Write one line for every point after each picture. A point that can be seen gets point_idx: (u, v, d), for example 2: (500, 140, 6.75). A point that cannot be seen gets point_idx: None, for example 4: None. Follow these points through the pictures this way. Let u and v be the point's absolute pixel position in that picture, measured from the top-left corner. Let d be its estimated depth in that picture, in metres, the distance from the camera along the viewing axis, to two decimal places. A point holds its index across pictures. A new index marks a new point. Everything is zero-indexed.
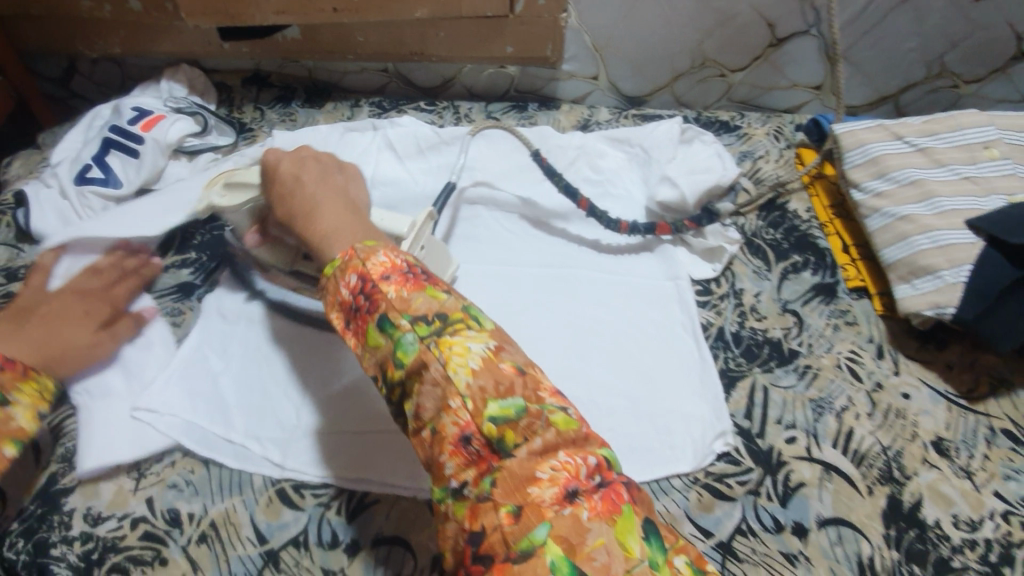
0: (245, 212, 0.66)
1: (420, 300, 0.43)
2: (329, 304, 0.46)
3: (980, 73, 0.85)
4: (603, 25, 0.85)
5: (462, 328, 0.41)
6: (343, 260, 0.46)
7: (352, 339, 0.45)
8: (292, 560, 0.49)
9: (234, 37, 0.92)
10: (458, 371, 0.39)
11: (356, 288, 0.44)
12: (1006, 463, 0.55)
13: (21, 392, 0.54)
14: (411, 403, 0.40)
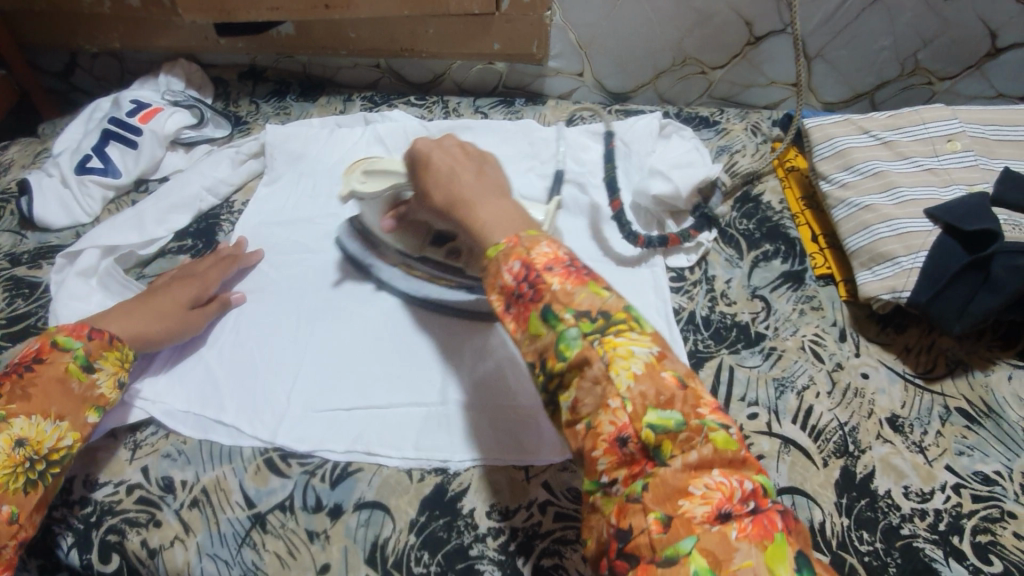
0: (383, 198, 0.67)
1: (584, 295, 0.41)
2: (490, 286, 0.44)
3: (953, 70, 0.88)
4: (586, 24, 0.88)
5: (626, 330, 0.40)
6: (508, 245, 0.44)
7: (512, 325, 0.43)
8: (278, 522, 0.52)
9: (230, 33, 0.95)
10: (620, 373, 0.38)
11: (521, 274, 0.42)
12: (959, 439, 0.57)
13: (105, 360, 0.56)
14: (567, 396, 0.40)
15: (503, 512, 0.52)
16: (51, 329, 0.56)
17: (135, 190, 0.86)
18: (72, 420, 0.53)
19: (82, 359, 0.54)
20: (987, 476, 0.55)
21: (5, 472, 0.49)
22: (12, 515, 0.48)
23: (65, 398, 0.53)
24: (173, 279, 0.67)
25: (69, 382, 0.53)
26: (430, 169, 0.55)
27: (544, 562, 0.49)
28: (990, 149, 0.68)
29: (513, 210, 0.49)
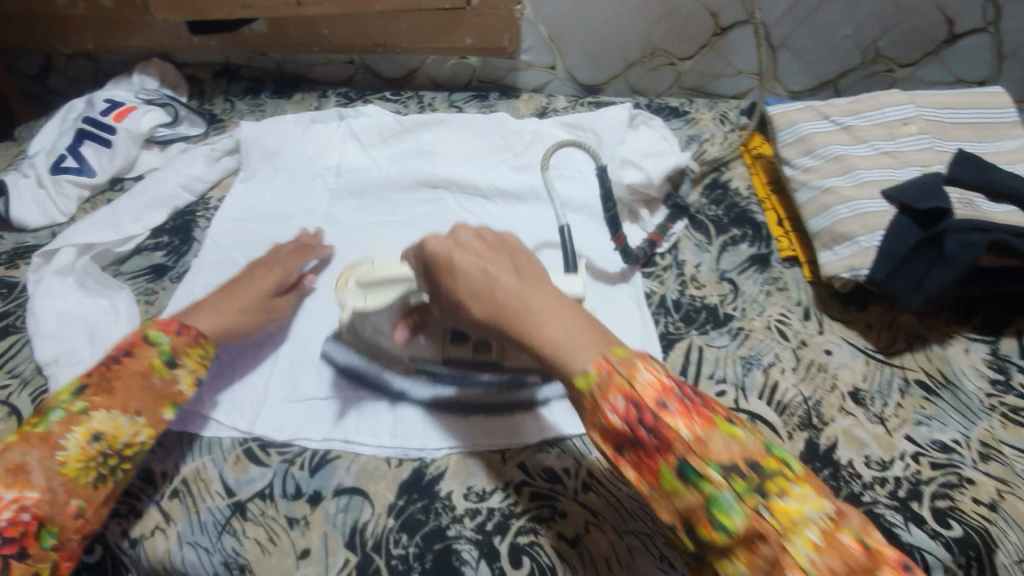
0: (392, 308, 0.58)
1: (719, 441, 0.39)
2: (590, 418, 0.42)
3: (912, 57, 0.90)
4: (556, 17, 0.89)
5: (785, 484, 0.38)
6: (602, 374, 0.41)
7: (633, 474, 0.40)
8: (258, 510, 0.53)
9: (203, 32, 0.95)
10: (799, 543, 0.36)
11: (633, 415, 0.40)
12: (918, 410, 0.59)
13: (188, 357, 0.56)
14: (733, 568, 0.37)
15: (479, 494, 0.53)
16: (142, 324, 0.56)
17: (111, 189, 0.85)
18: (148, 416, 0.53)
19: (166, 354, 0.54)
20: (946, 444, 0.56)
21: (79, 466, 0.49)
22: (79, 509, 0.49)
23: (146, 393, 0.53)
24: (263, 266, 0.67)
25: (150, 377, 0.53)
26: (454, 271, 0.47)
27: (520, 540, 0.50)
28: (944, 131, 0.71)
29: (575, 313, 0.45)
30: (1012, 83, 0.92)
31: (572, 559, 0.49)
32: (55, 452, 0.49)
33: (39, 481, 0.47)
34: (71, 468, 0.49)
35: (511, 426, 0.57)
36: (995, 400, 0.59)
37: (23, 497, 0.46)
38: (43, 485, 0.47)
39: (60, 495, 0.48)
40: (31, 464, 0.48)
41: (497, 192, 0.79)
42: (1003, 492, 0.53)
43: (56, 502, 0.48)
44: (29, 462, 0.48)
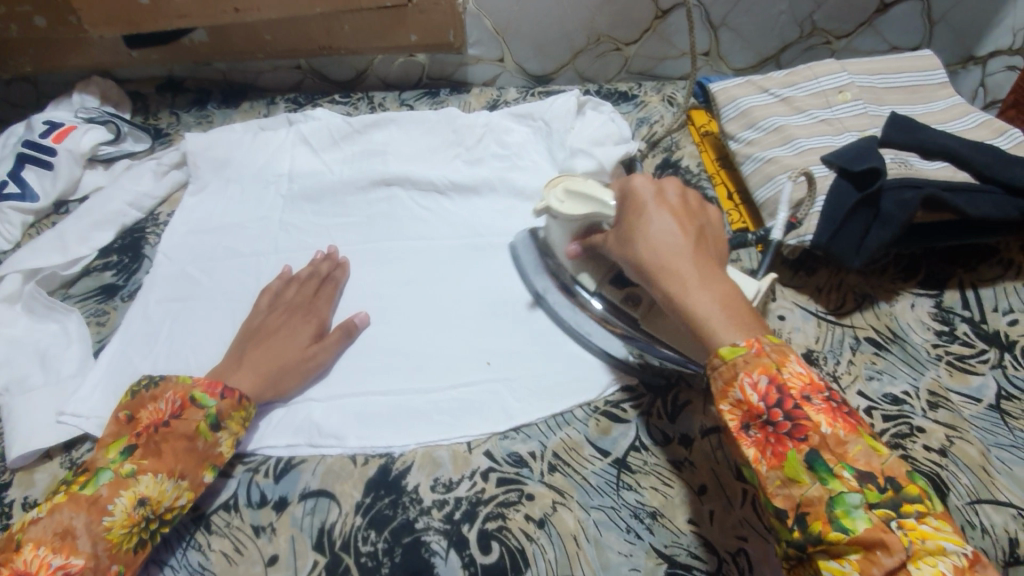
0: (578, 224, 0.59)
1: (859, 449, 0.38)
2: (723, 394, 0.42)
3: (848, 29, 0.93)
4: (500, 9, 0.89)
5: (922, 510, 0.37)
6: (751, 352, 0.41)
7: (754, 453, 0.40)
8: (223, 521, 0.52)
9: (142, 46, 0.93)
10: (922, 568, 0.35)
11: (775, 399, 0.40)
12: (869, 365, 0.61)
13: (230, 420, 0.54)
14: (841, 568, 0.37)
15: (446, 484, 0.53)
16: (188, 381, 0.55)
17: (56, 213, 0.84)
18: (190, 480, 0.52)
19: (212, 417, 0.53)
20: (896, 397, 0.58)
21: (124, 531, 0.48)
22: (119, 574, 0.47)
23: (189, 456, 0.52)
24: (297, 311, 0.65)
25: (195, 441, 0.52)
26: (641, 213, 0.50)
27: (488, 526, 0.51)
28: (876, 97, 0.73)
29: (734, 293, 0.45)
30: (944, 47, 0.95)
31: (541, 540, 0.50)
32: (102, 518, 0.47)
33: (84, 548, 0.46)
34: (116, 534, 0.47)
35: (477, 416, 0.58)
36: (941, 351, 0.62)
37: (70, 564, 0.45)
38: (88, 551, 0.46)
39: (103, 561, 0.47)
40: (78, 528, 0.47)
41: (451, 186, 0.78)
42: (952, 437, 0.55)
43: (98, 568, 0.46)
44: (77, 527, 0.47)
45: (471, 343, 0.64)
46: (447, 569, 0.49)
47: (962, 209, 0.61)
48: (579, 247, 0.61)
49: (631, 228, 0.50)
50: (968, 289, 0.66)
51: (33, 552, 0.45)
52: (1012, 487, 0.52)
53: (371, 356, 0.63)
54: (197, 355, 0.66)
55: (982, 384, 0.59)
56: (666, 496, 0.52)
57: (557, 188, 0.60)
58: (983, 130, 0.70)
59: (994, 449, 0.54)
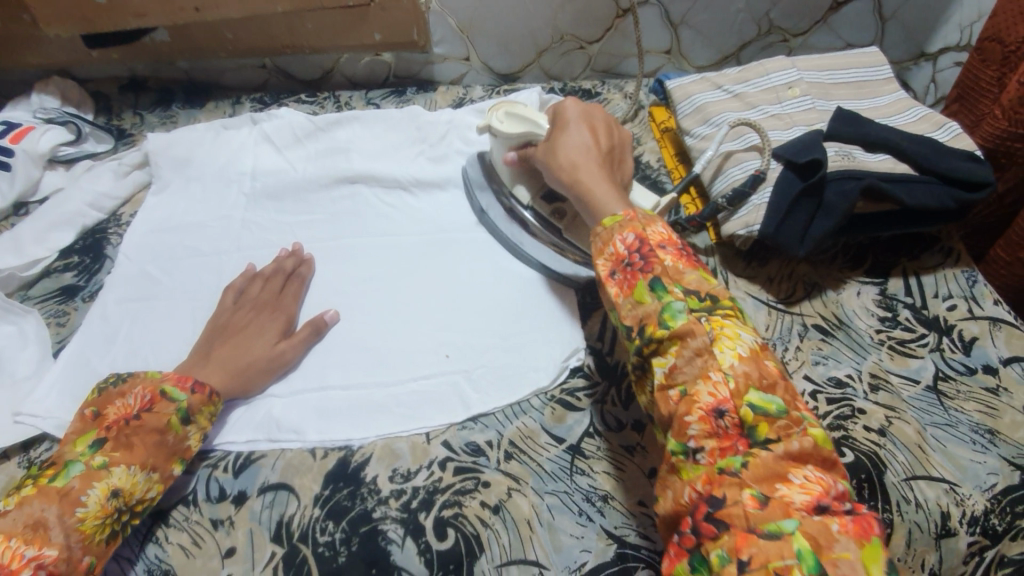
0: (515, 142, 0.67)
1: (693, 277, 0.46)
2: (600, 250, 0.50)
3: (803, 27, 0.96)
4: (463, 8, 0.90)
5: (733, 317, 0.45)
6: (625, 218, 0.50)
7: (615, 288, 0.48)
8: (181, 516, 0.53)
9: (101, 45, 0.92)
10: (724, 352, 0.43)
11: (635, 245, 0.47)
12: (816, 351, 0.63)
13: (200, 415, 0.55)
14: (665, 361, 0.44)
15: (405, 474, 0.54)
16: (157, 376, 0.56)
17: (15, 214, 0.83)
18: (160, 473, 0.52)
19: (183, 412, 0.54)
20: (840, 380, 0.61)
21: (96, 523, 0.49)
22: (92, 565, 0.48)
23: (160, 449, 0.52)
24: (264, 307, 0.65)
25: (166, 435, 0.53)
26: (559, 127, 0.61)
27: (445, 514, 0.52)
28: (825, 92, 0.76)
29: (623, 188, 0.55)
30: (895, 44, 0.98)
31: (496, 525, 0.51)
32: (75, 509, 0.48)
33: (57, 539, 0.47)
34: (88, 526, 0.48)
35: (436, 408, 0.59)
36: (883, 336, 0.64)
37: (42, 556, 0.46)
38: (61, 542, 0.47)
39: (75, 553, 0.47)
40: (50, 521, 0.47)
41: (415, 183, 0.79)
42: (891, 418, 0.58)
43: (70, 559, 0.47)
44: (49, 519, 0.47)
45: (432, 336, 0.65)
46: (404, 557, 0.50)
47: (901, 198, 0.64)
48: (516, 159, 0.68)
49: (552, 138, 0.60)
50: (911, 277, 0.69)
51: (4, 544, 0.45)
52: (945, 463, 0.55)
53: (331, 352, 0.64)
54: (157, 354, 0.66)
55: (921, 366, 0.62)
56: (617, 480, 0.54)
57: (499, 110, 0.68)
58: (925, 123, 0.72)
59: (930, 428, 0.57)
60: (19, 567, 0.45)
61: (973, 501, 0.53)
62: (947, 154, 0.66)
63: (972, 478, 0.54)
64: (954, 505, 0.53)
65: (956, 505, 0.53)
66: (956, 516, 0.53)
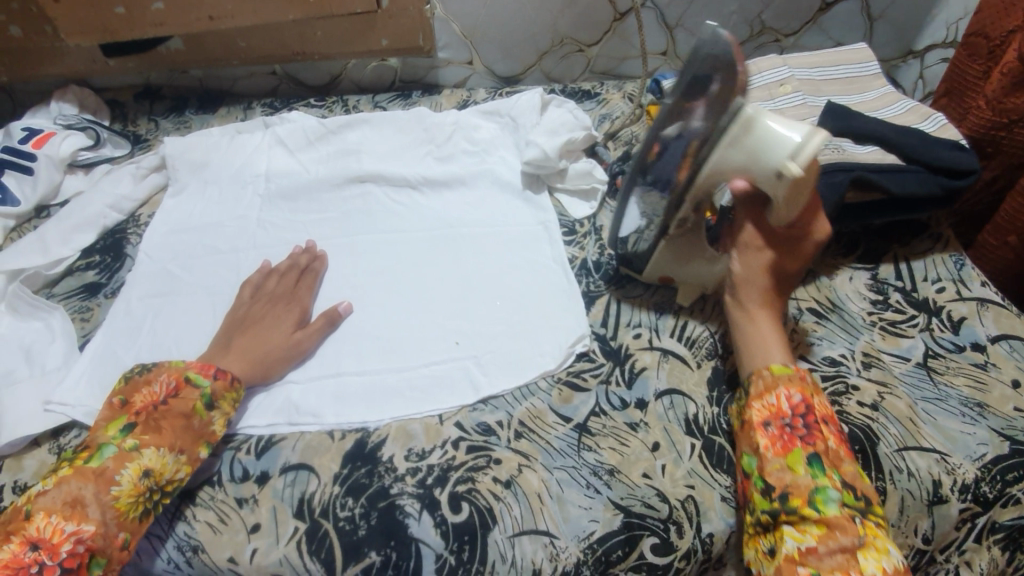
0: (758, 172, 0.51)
1: (850, 468, 0.50)
2: (760, 395, 0.55)
3: (794, 27, 1.00)
4: (466, 14, 0.94)
5: (882, 526, 0.48)
6: (795, 374, 0.54)
7: (765, 441, 0.52)
8: (207, 496, 0.55)
9: (119, 54, 0.96)
10: (870, 558, 0.46)
11: (800, 409, 0.52)
12: (811, 332, 0.65)
13: (224, 401, 0.58)
14: (802, 537, 0.47)
15: (419, 453, 0.57)
16: (181, 364, 0.58)
17: (36, 217, 0.86)
18: (188, 455, 0.55)
19: (207, 398, 0.57)
20: (834, 359, 0.63)
21: (130, 500, 0.51)
22: (126, 541, 0.50)
23: (187, 433, 0.55)
24: (280, 299, 0.68)
25: (192, 419, 0.56)
26: (752, 212, 0.58)
27: (459, 489, 0.54)
28: (816, 88, 0.79)
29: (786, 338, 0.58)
30: (883, 42, 1.02)
31: (507, 498, 0.54)
32: (110, 487, 0.51)
33: (94, 515, 0.50)
34: (123, 503, 0.51)
35: (448, 391, 0.62)
36: (875, 317, 0.67)
37: (81, 530, 0.49)
38: (98, 518, 0.50)
39: (111, 528, 0.50)
40: (87, 497, 0.50)
41: (423, 182, 0.82)
42: (883, 393, 0.60)
43: (108, 534, 0.50)
44: (86, 496, 0.50)
45: (442, 325, 0.68)
46: (421, 529, 0.52)
47: (888, 187, 0.67)
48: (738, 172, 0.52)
49: (726, 172, 0.53)
50: (901, 262, 0.72)
51: (46, 520, 0.49)
52: (936, 435, 0.58)
53: (345, 341, 0.67)
54: (179, 346, 0.69)
55: (912, 345, 0.64)
56: (623, 455, 0.57)
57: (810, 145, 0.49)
58: (912, 115, 0.76)
59: (921, 402, 0.60)
60: (60, 541, 0.48)
61: (964, 469, 0.56)
62: (933, 144, 0.69)
63: (963, 448, 0.57)
64: (946, 474, 0.56)
65: (947, 474, 0.56)
66: (947, 483, 0.55)
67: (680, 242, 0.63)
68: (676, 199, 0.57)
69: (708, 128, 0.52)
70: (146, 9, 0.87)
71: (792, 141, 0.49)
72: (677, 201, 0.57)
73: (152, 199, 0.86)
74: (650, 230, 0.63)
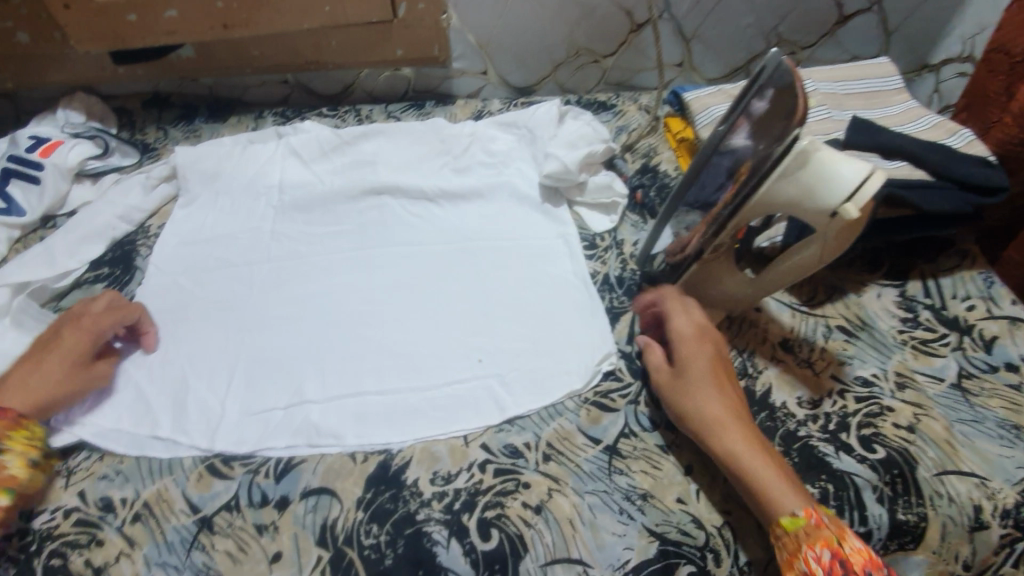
0: (805, 207, 0.51)
1: None
2: (789, 565, 0.48)
3: (810, 40, 0.99)
4: (482, 25, 0.93)
5: None
6: (812, 522, 0.47)
7: None
8: (225, 522, 0.53)
9: (129, 61, 0.94)
10: None
11: (837, 572, 0.45)
12: (841, 351, 0.64)
13: (11, 442, 0.53)
14: None
15: (445, 477, 0.55)
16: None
17: (43, 227, 0.83)
18: None
19: None
20: (867, 379, 0.62)
21: None
22: None
23: None
24: (77, 327, 0.61)
25: None
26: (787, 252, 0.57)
27: (488, 515, 0.53)
28: (839, 102, 0.79)
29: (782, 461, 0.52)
30: (899, 55, 1.02)
31: (538, 524, 0.52)
32: None
33: None
34: None
35: (473, 412, 0.60)
36: (906, 336, 0.66)
37: None
38: None
39: None
40: None
41: (440, 195, 0.81)
42: (919, 415, 0.59)
43: None
44: None
45: (464, 343, 0.66)
46: (450, 558, 0.51)
47: (920, 205, 0.65)
48: (784, 205, 0.52)
49: (773, 204, 0.52)
50: (929, 279, 0.71)
51: None
52: (974, 458, 0.56)
53: (364, 359, 0.65)
54: (189, 359, 0.65)
55: (945, 365, 0.63)
56: (655, 478, 0.55)
57: (864, 190, 0.49)
58: (937, 130, 0.75)
59: (957, 424, 0.59)
60: None
61: (1005, 494, 0.55)
62: (961, 161, 0.69)
63: (1002, 471, 0.56)
64: (987, 499, 0.54)
65: (987, 499, 0.54)
66: (987, 508, 0.54)
67: (711, 267, 0.62)
68: (716, 223, 0.57)
69: (760, 160, 0.52)
70: (158, 18, 0.85)
71: (848, 184, 0.49)
72: (717, 224, 0.57)
73: (162, 209, 0.84)
74: (686, 252, 0.62)
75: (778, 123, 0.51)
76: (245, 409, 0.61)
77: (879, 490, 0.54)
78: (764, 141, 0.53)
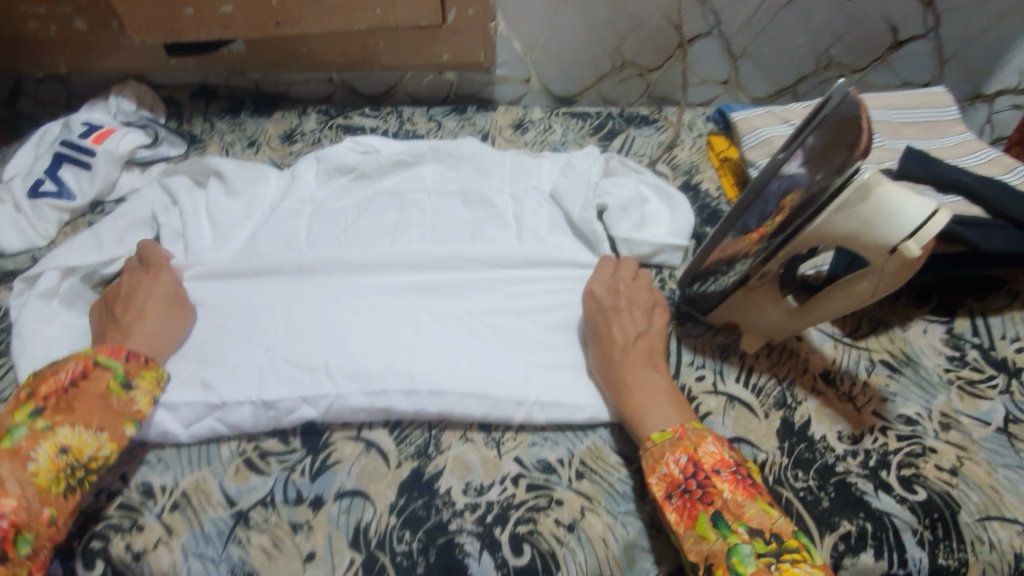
0: (862, 237, 0.50)
1: (754, 511, 0.47)
2: (651, 468, 0.52)
3: (863, 63, 0.97)
4: (530, 33, 0.93)
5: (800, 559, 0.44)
6: (675, 435, 0.52)
7: (675, 517, 0.49)
8: (261, 517, 0.54)
9: (181, 53, 0.96)
10: None
11: (689, 471, 0.50)
12: (884, 387, 0.63)
13: (142, 379, 0.57)
14: None
15: (478, 488, 0.55)
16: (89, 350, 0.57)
17: (91, 212, 0.85)
18: (110, 432, 0.53)
19: (121, 376, 0.56)
20: (910, 418, 0.60)
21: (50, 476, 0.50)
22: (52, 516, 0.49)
23: (106, 412, 0.54)
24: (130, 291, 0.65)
25: (108, 397, 0.54)
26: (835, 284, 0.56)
27: (520, 529, 0.53)
28: (892, 131, 0.78)
29: (667, 390, 0.57)
30: (953, 83, 0.99)
31: (570, 543, 0.52)
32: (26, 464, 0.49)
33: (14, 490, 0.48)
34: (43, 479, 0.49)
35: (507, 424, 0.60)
36: (952, 375, 0.64)
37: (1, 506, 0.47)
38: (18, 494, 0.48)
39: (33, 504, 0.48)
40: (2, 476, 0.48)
41: None
42: (962, 458, 0.58)
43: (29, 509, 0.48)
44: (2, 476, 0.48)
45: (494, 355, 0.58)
46: (480, 570, 0.51)
47: (975, 242, 0.63)
48: (841, 236, 0.51)
49: (827, 236, 0.51)
50: (977, 317, 0.69)
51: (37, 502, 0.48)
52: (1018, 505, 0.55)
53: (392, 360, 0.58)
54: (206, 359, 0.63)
55: (990, 407, 0.62)
56: None
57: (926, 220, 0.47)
58: (991, 166, 0.74)
59: (1001, 469, 0.57)
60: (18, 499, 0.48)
61: None
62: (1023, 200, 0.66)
63: None
64: None
65: None
66: None
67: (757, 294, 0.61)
68: (768, 252, 0.56)
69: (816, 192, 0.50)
70: (214, 13, 0.87)
71: (909, 221, 0.48)
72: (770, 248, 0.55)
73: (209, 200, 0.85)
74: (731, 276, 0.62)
75: (838, 153, 0.49)
76: (272, 413, 0.59)
77: (920, 533, 0.53)
78: (820, 174, 0.51)
